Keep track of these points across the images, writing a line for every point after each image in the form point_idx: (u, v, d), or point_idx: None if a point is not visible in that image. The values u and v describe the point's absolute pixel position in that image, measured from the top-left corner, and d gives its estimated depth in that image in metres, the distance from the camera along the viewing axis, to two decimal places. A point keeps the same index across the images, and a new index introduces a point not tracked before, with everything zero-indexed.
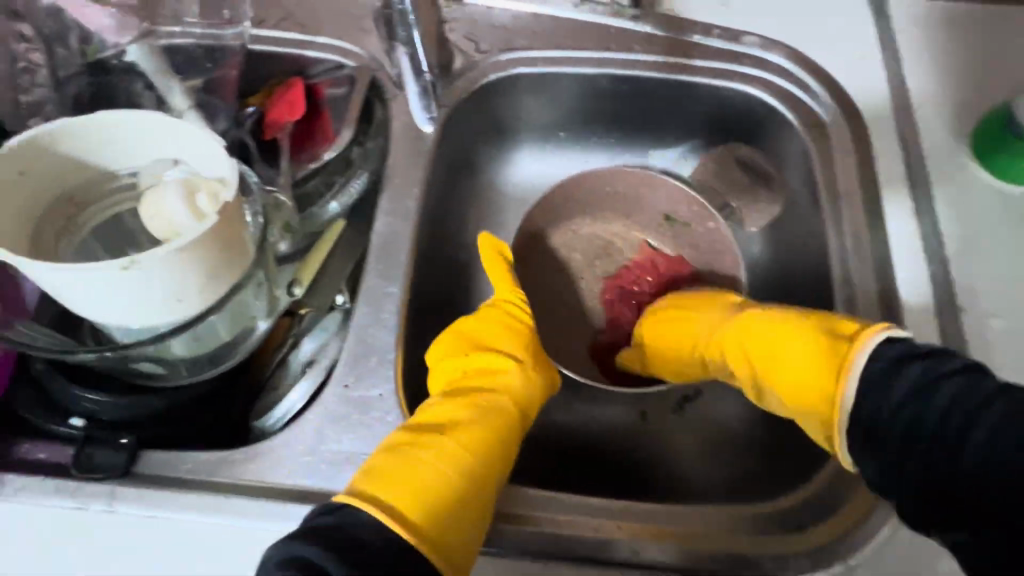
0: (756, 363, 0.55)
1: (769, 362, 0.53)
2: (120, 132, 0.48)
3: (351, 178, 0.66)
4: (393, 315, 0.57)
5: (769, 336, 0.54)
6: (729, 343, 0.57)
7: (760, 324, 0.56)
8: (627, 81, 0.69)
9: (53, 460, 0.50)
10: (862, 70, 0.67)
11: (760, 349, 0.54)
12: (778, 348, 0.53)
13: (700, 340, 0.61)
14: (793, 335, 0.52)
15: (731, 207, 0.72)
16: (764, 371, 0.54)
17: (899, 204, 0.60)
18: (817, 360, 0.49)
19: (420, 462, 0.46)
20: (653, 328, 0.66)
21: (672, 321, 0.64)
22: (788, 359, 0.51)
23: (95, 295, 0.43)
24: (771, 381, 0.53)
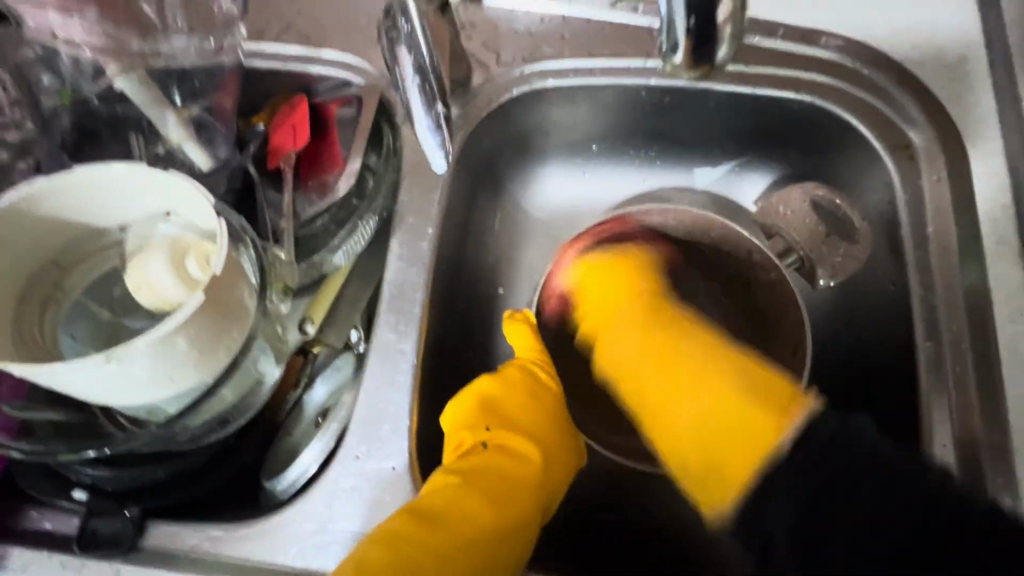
0: (661, 388, 0.47)
1: (678, 399, 0.46)
2: (99, 189, 0.44)
3: (359, 222, 0.58)
4: (407, 374, 0.52)
5: (687, 369, 0.46)
6: (637, 368, 0.50)
7: (681, 352, 0.48)
8: (671, 92, 0.60)
9: (59, 531, 0.49)
10: (963, 74, 0.55)
11: (673, 376, 0.47)
12: (698, 383, 0.45)
13: (620, 338, 0.54)
14: (715, 382, 0.44)
15: (799, 256, 0.63)
16: (662, 402, 0.47)
17: (1005, 241, 0.50)
18: (736, 412, 0.42)
19: (413, 565, 0.39)
20: (591, 296, 0.61)
21: (606, 298, 0.59)
22: (703, 408, 0.44)
23: (84, 387, 0.40)
24: (681, 408, 0.45)
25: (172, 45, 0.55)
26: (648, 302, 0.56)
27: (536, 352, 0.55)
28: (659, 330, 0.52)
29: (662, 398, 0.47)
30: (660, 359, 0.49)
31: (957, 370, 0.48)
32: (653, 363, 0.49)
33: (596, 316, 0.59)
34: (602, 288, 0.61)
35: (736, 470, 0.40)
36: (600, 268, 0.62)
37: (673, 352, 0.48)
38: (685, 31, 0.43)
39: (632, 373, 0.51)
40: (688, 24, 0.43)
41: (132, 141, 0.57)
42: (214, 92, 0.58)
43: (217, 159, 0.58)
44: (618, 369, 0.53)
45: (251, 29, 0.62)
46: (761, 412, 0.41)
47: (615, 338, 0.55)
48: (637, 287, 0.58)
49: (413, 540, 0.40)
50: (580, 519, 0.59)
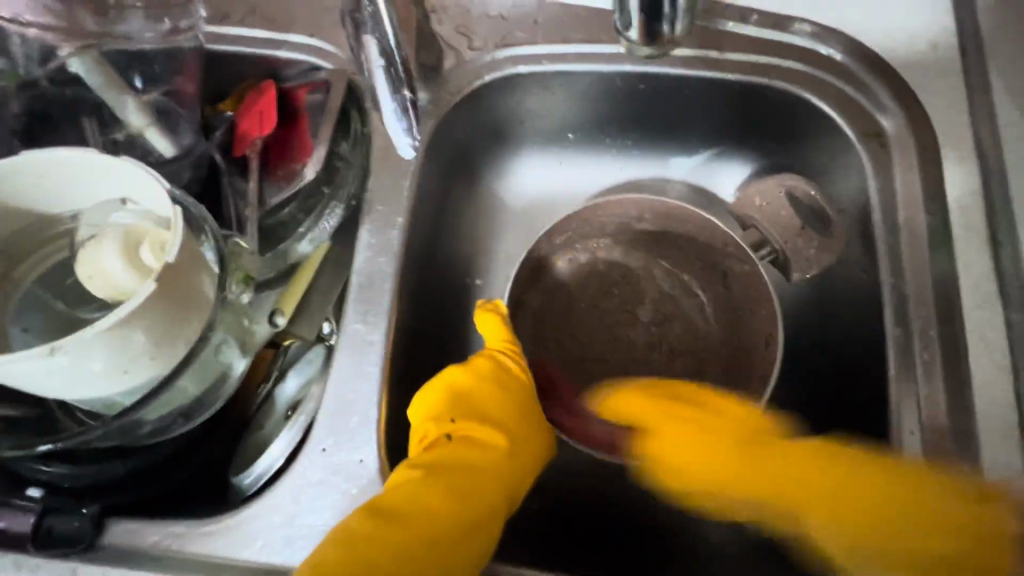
0: (825, 510, 0.44)
1: (797, 491, 0.46)
2: (48, 175, 0.42)
3: (327, 208, 0.58)
4: (376, 366, 0.51)
5: (847, 485, 0.44)
6: (726, 472, 0.48)
7: (819, 461, 0.46)
8: (646, 79, 0.59)
9: (15, 530, 0.45)
10: (935, 62, 0.55)
11: (800, 483, 0.46)
12: (877, 500, 0.43)
13: (683, 437, 0.51)
14: (811, 468, 0.46)
15: (773, 250, 0.63)
16: (847, 527, 0.44)
17: (974, 228, 0.50)
18: (872, 502, 0.43)
19: (373, 559, 0.38)
20: (671, 438, 0.51)
21: (663, 413, 0.53)
22: (822, 495, 0.45)
23: (31, 381, 0.38)
24: (810, 512, 0.45)
25: (129, 26, 0.55)
26: (744, 420, 0.51)
27: (508, 342, 0.54)
28: (772, 446, 0.48)
29: (820, 518, 0.45)
30: (739, 464, 0.48)
31: (926, 359, 0.48)
32: (743, 466, 0.48)
33: (692, 448, 0.50)
34: (681, 420, 0.52)
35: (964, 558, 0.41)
36: (682, 412, 0.53)
37: (826, 469, 0.45)
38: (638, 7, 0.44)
39: (784, 500, 0.46)
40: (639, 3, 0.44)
41: (86, 125, 0.54)
42: (174, 77, 0.56)
43: (180, 147, 0.56)
44: (687, 476, 0.50)
45: (215, 11, 0.61)
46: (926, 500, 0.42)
47: (745, 467, 0.48)
48: (727, 415, 0.52)
49: (374, 534, 0.39)
50: (555, 510, 0.59)
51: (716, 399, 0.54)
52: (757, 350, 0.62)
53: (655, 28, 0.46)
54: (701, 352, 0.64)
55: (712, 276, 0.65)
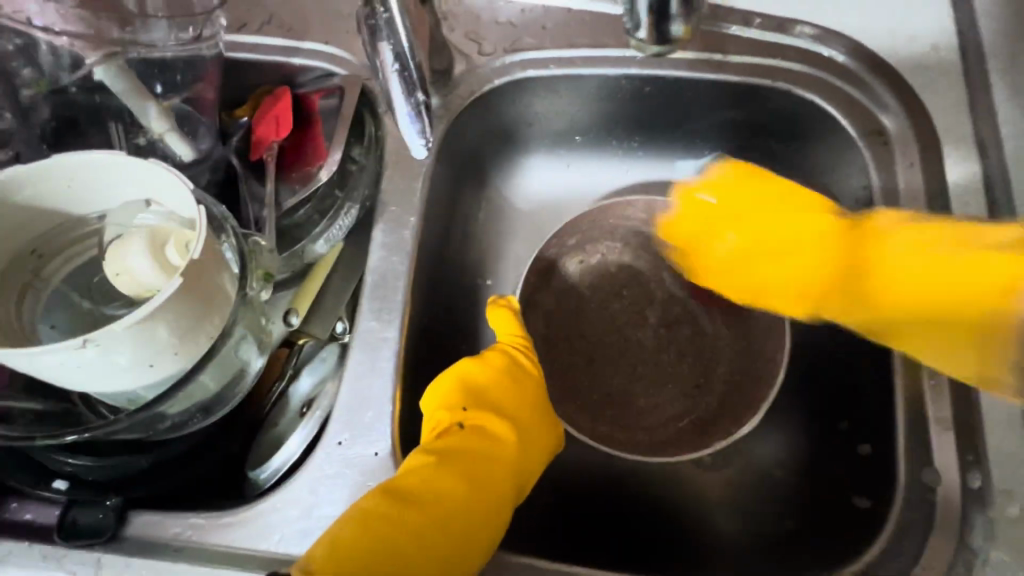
0: (880, 278, 0.51)
1: (880, 279, 0.51)
2: (78, 176, 0.44)
3: (341, 210, 0.59)
4: (389, 362, 0.52)
5: (913, 253, 0.48)
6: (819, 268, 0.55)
7: (879, 232, 0.51)
8: (652, 81, 0.61)
9: (41, 522, 0.48)
10: (935, 63, 0.56)
11: (878, 276, 0.51)
12: (927, 262, 0.48)
13: (798, 238, 0.56)
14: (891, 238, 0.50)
15: None
16: (904, 298, 0.49)
17: (975, 224, 0.51)
18: (982, 275, 0.45)
19: (391, 539, 0.39)
20: (772, 246, 0.58)
21: (761, 209, 0.58)
22: (897, 264, 0.49)
23: (62, 372, 0.40)
24: (881, 304, 0.51)
25: (152, 35, 0.55)
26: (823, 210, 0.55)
27: (520, 337, 0.56)
28: (835, 224, 0.54)
29: (881, 299, 0.51)
30: (817, 258, 0.55)
31: None
32: (840, 256, 0.53)
33: (777, 243, 0.57)
34: (751, 200, 0.58)
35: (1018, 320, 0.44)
36: (748, 178, 0.59)
37: (880, 237, 0.51)
38: (646, 9, 0.44)
39: (841, 282, 0.54)
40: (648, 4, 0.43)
41: (112, 130, 0.57)
42: (195, 83, 0.59)
43: (199, 152, 0.58)
44: (804, 281, 0.56)
45: (233, 20, 0.63)
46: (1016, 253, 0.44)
47: (824, 253, 0.54)
48: (796, 195, 0.57)
49: (390, 517, 0.40)
50: (567, 505, 0.60)
51: (762, 176, 0.58)
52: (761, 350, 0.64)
53: (664, 28, 0.45)
54: (710, 351, 0.64)
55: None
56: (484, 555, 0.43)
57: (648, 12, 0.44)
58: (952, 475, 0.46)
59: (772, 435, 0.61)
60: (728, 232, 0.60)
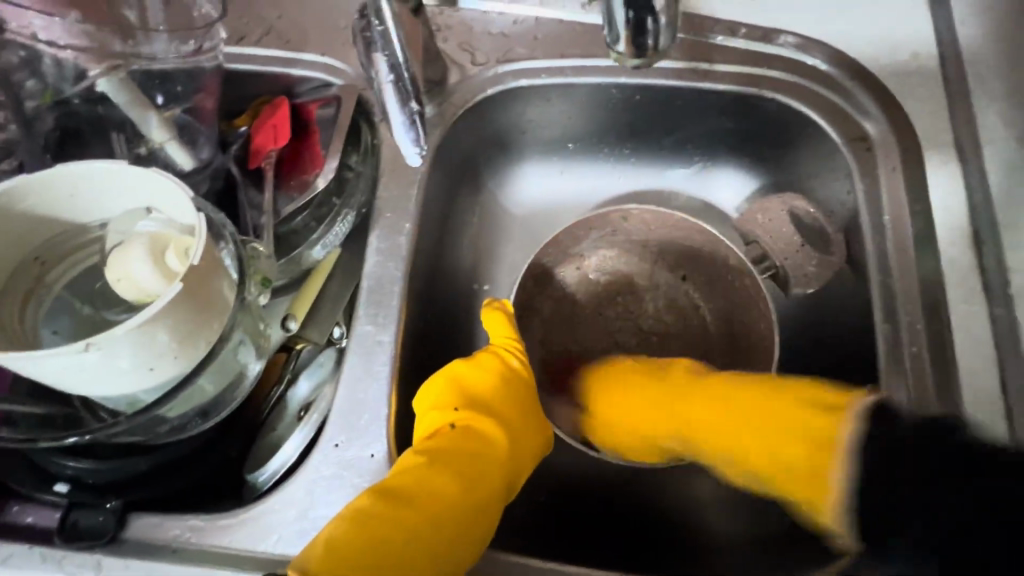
0: (709, 419, 0.52)
1: (730, 426, 0.50)
2: (80, 185, 0.45)
3: (339, 215, 0.61)
4: (385, 366, 0.53)
5: (735, 399, 0.51)
6: (657, 408, 0.57)
7: (718, 382, 0.54)
8: (642, 90, 0.62)
9: (42, 525, 0.49)
10: (916, 70, 0.58)
11: (727, 423, 0.50)
12: (763, 414, 0.48)
13: (650, 427, 0.58)
14: (729, 393, 0.52)
15: (774, 266, 0.64)
16: (742, 441, 0.49)
17: (955, 226, 0.52)
18: (810, 440, 0.44)
19: (384, 537, 0.39)
20: (620, 396, 0.60)
21: (622, 398, 0.60)
22: (750, 423, 0.49)
23: (64, 375, 0.41)
24: (724, 451, 0.50)
25: (154, 47, 0.56)
26: (674, 378, 0.58)
27: (511, 337, 0.57)
28: (684, 385, 0.57)
29: (705, 434, 0.52)
30: (666, 428, 0.57)
31: (914, 354, 0.50)
32: (685, 403, 0.55)
33: (647, 419, 0.58)
34: (627, 369, 0.61)
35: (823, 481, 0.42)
36: (630, 366, 0.62)
37: (720, 393, 0.52)
38: (624, 20, 0.44)
39: (679, 418, 0.55)
40: (625, 15, 0.43)
41: (114, 139, 0.58)
42: (195, 94, 0.59)
43: (199, 160, 0.59)
44: (655, 423, 0.58)
45: (232, 32, 0.64)
46: (817, 412, 0.45)
47: (681, 421, 0.55)
48: (660, 368, 0.60)
49: (384, 515, 0.41)
50: (564, 504, 0.61)
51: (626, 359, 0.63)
52: (757, 354, 0.63)
53: (642, 38, 0.44)
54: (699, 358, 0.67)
55: (704, 283, 0.68)
56: (476, 553, 0.43)
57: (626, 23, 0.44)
58: None
59: None
60: (602, 413, 0.61)
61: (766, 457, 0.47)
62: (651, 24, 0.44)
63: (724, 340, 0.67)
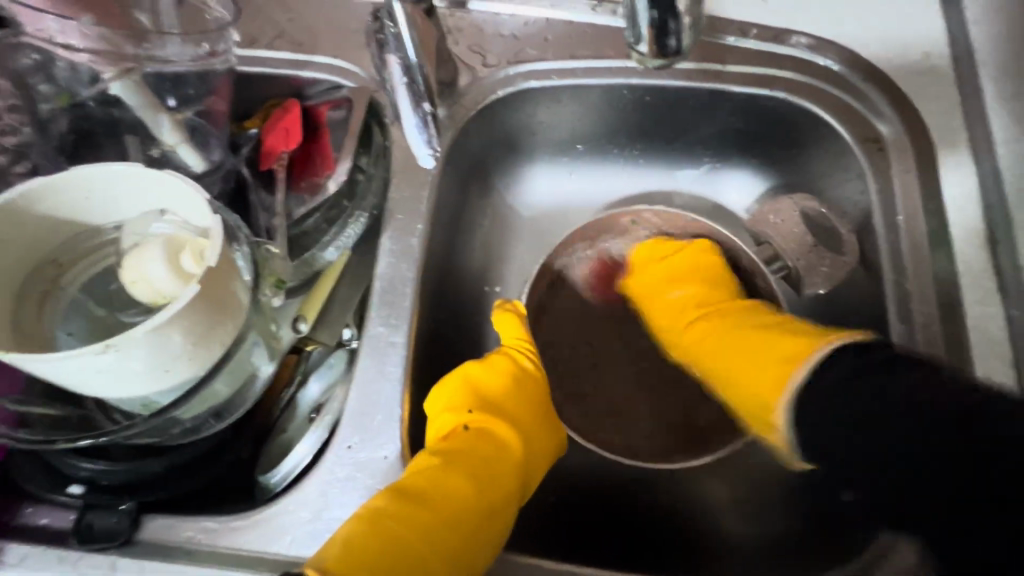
0: (716, 331, 0.59)
1: (727, 350, 0.57)
2: (96, 187, 0.46)
3: (351, 217, 0.61)
4: (398, 367, 0.53)
5: (741, 323, 0.58)
6: (680, 327, 0.64)
7: (739, 309, 0.60)
8: (653, 91, 0.62)
9: (57, 527, 0.49)
10: (928, 70, 0.58)
11: (725, 349, 0.57)
12: (754, 332, 0.55)
13: (675, 332, 0.64)
14: (740, 324, 0.58)
15: (787, 266, 0.64)
16: (726, 364, 0.56)
17: (969, 227, 0.52)
18: (776, 361, 0.50)
19: (400, 536, 0.39)
20: (655, 297, 0.67)
21: (666, 295, 0.66)
22: (735, 348, 0.56)
23: (81, 377, 0.41)
24: (715, 375, 0.58)
25: (167, 50, 0.55)
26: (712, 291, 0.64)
27: (525, 341, 0.57)
28: (710, 310, 0.63)
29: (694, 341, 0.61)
30: (689, 340, 0.62)
31: (930, 355, 0.50)
32: (704, 328, 0.61)
33: (676, 325, 0.64)
34: (681, 260, 0.67)
35: (770, 396, 0.50)
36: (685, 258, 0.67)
37: (734, 321, 0.59)
38: (648, 21, 0.45)
39: (683, 329, 0.63)
40: (649, 15, 0.45)
41: (128, 141, 0.58)
42: (208, 96, 0.60)
43: (210, 162, 0.60)
44: (677, 333, 0.64)
45: (243, 35, 0.65)
46: (799, 342, 0.50)
47: (685, 333, 0.63)
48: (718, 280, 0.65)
49: (400, 514, 0.41)
50: (576, 506, 0.60)
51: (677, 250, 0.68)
52: None
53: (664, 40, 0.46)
54: None
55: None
56: (491, 553, 0.43)
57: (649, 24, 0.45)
58: None
59: None
60: (645, 288, 0.68)
61: (726, 359, 0.56)
62: (674, 27, 0.45)
63: None
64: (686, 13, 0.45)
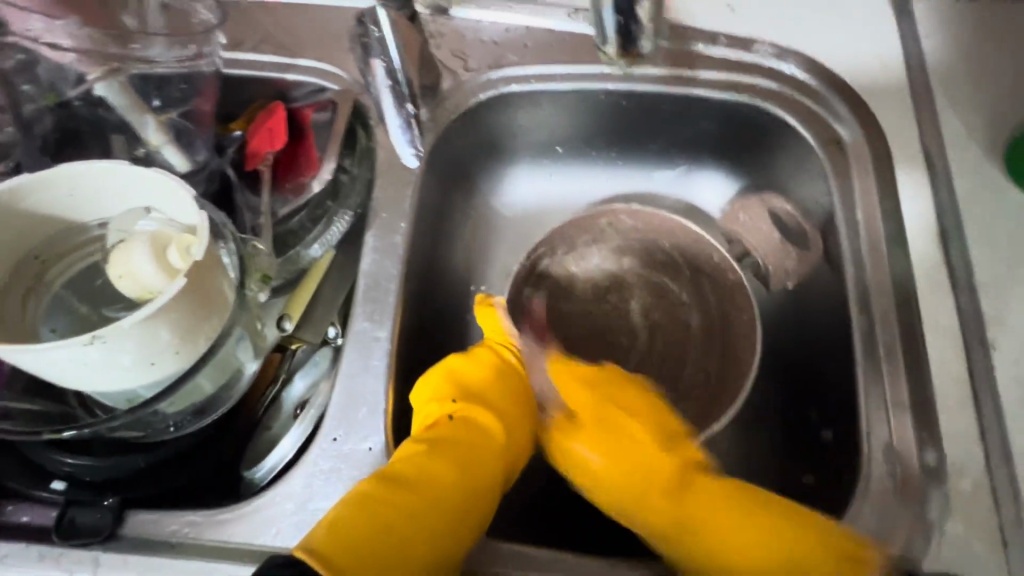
0: (681, 511, 0.48)
1: (722, 528, 0.46)
2: (82, 185, 0.46)
3: (336, 216, 0.62)
4: (382, 362, 0.54)
5: (710, 496, 0.48)
6: (643, 467, 0.50)
7: (695, 471, 0.50)
8: (628, 96, 0.65)
9: (39, 524, 0.49)
10: (884, 78, 0.61)
11: (719, 526, 0.46)
12: (761, 544, 0.44)
13: (637, 475, 0.50)
14: (726, 494, 0.48)
15: (756, 260, 0.69)
16: (721, 547, 0.45)
17: (922, 222, 0.56)
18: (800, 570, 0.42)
19: (387, 521, 0.41)
20: (596, 426, 0.53)
21: (617, 428, 0.53)
22: (734, 529, 0.45)
23: (67, 371, 0.41)
24: (700, 548, 0.46)
25: (152, 52, 0.57)
26: (664, 455, 0.51)
27: (507, 336, 0.59)
28: (671, 464, 0.50)
29: (661, 523, 0.48)
30: (659, 487, 0.49)
31: (887, 344, 0.53)
32: (685, 484, 0.49)
33: (631, 463, 0.51)
34: (599, 410, 0.54)
35: None
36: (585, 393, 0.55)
37: (710, 486, 0.49)
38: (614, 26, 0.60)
39: (649, 488, 0.50)
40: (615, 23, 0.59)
41: (115, 141, 0.58)
42: (193, 98, 0.60)
43: (195, 163, 0.60)
44: (635, 476, 0.50)
45: (229, 38, 0.66)
46: (821, 550, 0.43)
47: (644, 505, 0.50)
48: (658, 424, 0.53)
49: (384, 496, 0.42)
50: (558, 497, 0.62)
51: (590, 374, 0.56)
52: (742, 349, 0.66)
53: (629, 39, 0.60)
54: (688, 355, 0.68)
55: (689, 281, 0.70)
56: (473, 536, 0.45)
57: (615, 31, 0.60)
58: (911, 455, 0.49)
59: (748, 427, 0.64)
60: (575, 421, 0.54)
61: (726, 562, 0.45)
62: (637, 32, 0.60)
63: (704, 334, 0.68)
64: (643, 20, 0.59)
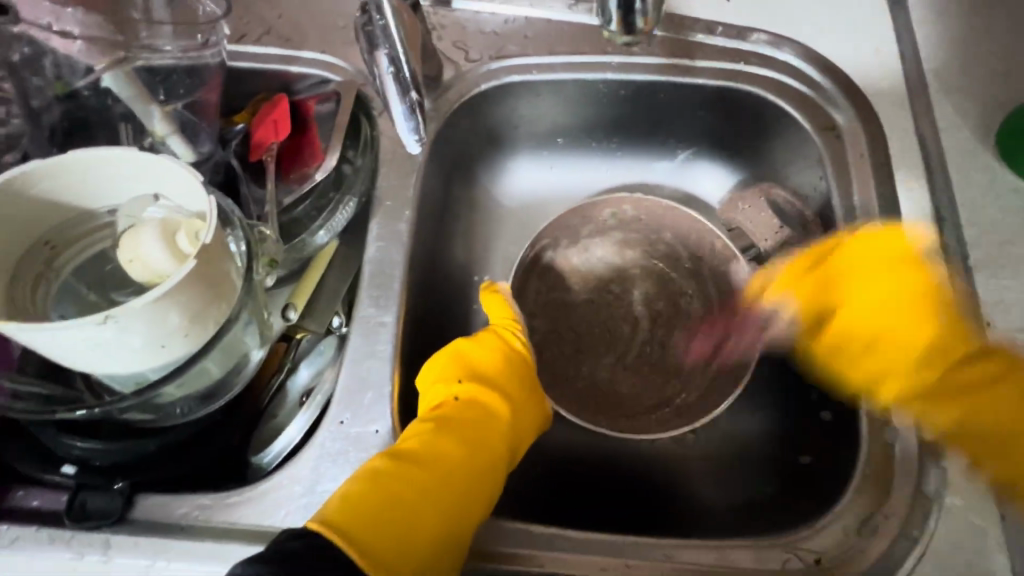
0: (917, 365, 0.49)
1: (981, 398, 0.47)
2: (93, 171, 0.47)
3: (340, 204, 0.63)
4: (387, 346, 0.55)
5: (968, 367, 0.48)
6: (903, 318, 0.51)
7: (927, 328, 0.49)
8: (628, 85, 0.66)
9: (48, 508, 0.49)
10: (877, 66, 0.63)
11: (980, 394, 0.47)
12: (1009, 409, 0.46)
13: (874, 316, 0.52)
14: (979, 361, 0.48)
15: (759, 249, 0.68)
16: (970, 410, 0.47)
17: (917, 206, 0.57)
18: None
19: (398, 496, 0.42)
20: (877, 267, 0.53)
21: (886, 286, 0.52)
22: (997, 403, 0.46)
23: (80, 352, 0.42)
24: (929, 403, 0.48)
25: (160, 41, 0.58)
26: (929, 322, 0.50)
27: (513, 321, 0.59)
28: (933, 324, 0.49)
29: (913, 393, 0.49)
30: (899, 355, 0.51)
31: None
32: (904, 337, 0.50)
33: (877, 311, 0.52)
34: (865, 272, 0.54)
35: None
36: (871, 260, 0.53)
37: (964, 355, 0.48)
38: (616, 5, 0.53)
39: (879, 342, 0.52)
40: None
41: (122, 129, 0.59)
42: (199, 89, 0.61)
43: (199, 154, 0.61)
44: (904, 327, 0.51)
45: (233, 30, 0.67)
46: None
47: (873, 361, 0.52)
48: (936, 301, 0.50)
49: (393, 471, 0.44)
50: (561, 480, 0.63)
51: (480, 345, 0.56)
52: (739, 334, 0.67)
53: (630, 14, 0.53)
54: (689, 341, 0.69)
55: (690, 273, 0.71)
56: (483, 511, 0.46)
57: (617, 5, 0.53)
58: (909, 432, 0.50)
59: (748, 410, 0.65)
60: (828, 296, 0.56)
61: (970, 419, 0.47)
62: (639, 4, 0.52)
63: (703, 320, 0.70)
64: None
